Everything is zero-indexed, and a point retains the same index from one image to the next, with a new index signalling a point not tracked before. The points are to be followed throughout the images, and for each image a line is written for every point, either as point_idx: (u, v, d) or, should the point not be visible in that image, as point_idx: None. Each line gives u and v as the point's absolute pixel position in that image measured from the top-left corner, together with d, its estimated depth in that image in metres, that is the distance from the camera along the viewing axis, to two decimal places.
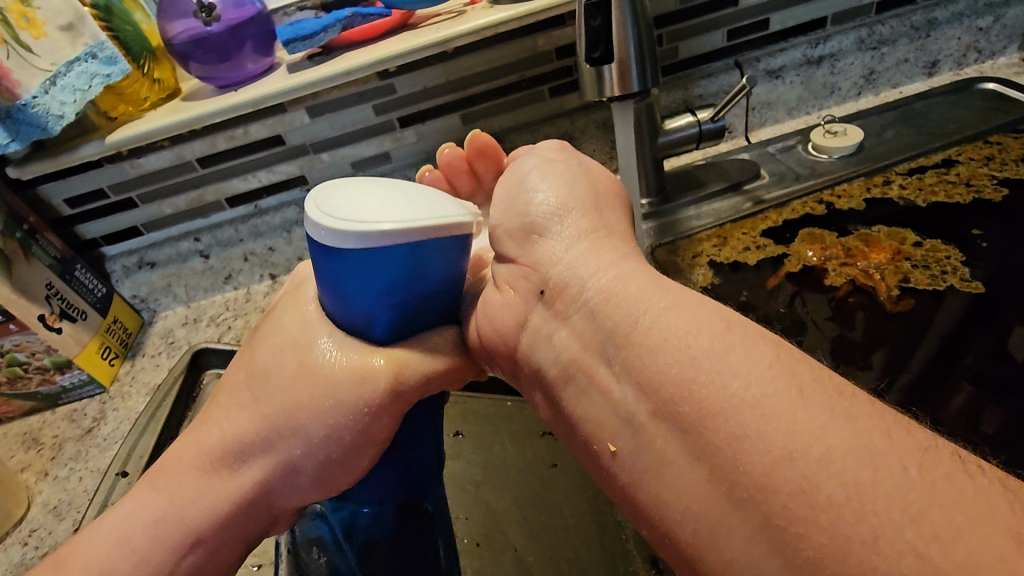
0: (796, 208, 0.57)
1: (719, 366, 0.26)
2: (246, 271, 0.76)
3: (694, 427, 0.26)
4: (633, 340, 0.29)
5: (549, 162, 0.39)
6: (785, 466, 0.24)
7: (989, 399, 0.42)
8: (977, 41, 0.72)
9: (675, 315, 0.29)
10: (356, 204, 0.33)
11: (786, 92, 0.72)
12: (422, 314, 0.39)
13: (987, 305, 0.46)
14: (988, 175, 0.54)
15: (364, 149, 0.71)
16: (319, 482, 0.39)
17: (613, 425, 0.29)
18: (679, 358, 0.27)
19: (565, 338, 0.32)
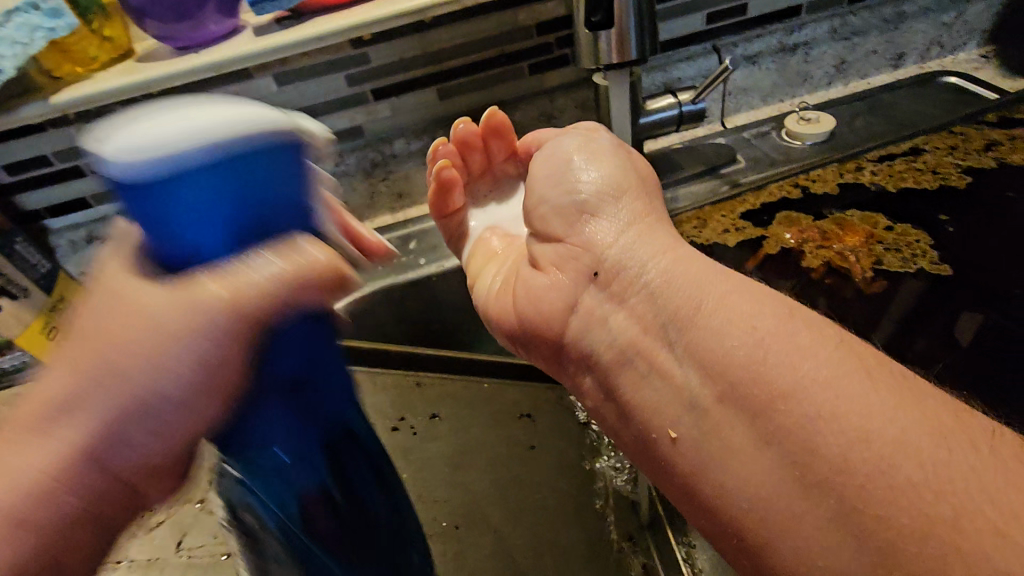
0: (773, 191, 0.58)
1: (782, 352, 0.29)
2: None
3: (765, 409, 0.28)
4: (701, 325, 0.31)
5: (592, 149, 0.42)
6: (860, 447, 0.25)
7: (938, 380, 0.43)
8: (941, 36, 0.74)
9: (736, 298, 0.31)
10: (143, 122, 0.22)
11: (761, 79, 0.73)
12: (303, 345, 0.29)
13: (956, 288, 0.48)
14: (953, 164, 0.56)
15: (335, 122, 0.68)
16: (156, 478, 0.28)
17: (671, 402, 0.31)
18: (737, 338, 0.30)
19: (616, 318, 0.34)
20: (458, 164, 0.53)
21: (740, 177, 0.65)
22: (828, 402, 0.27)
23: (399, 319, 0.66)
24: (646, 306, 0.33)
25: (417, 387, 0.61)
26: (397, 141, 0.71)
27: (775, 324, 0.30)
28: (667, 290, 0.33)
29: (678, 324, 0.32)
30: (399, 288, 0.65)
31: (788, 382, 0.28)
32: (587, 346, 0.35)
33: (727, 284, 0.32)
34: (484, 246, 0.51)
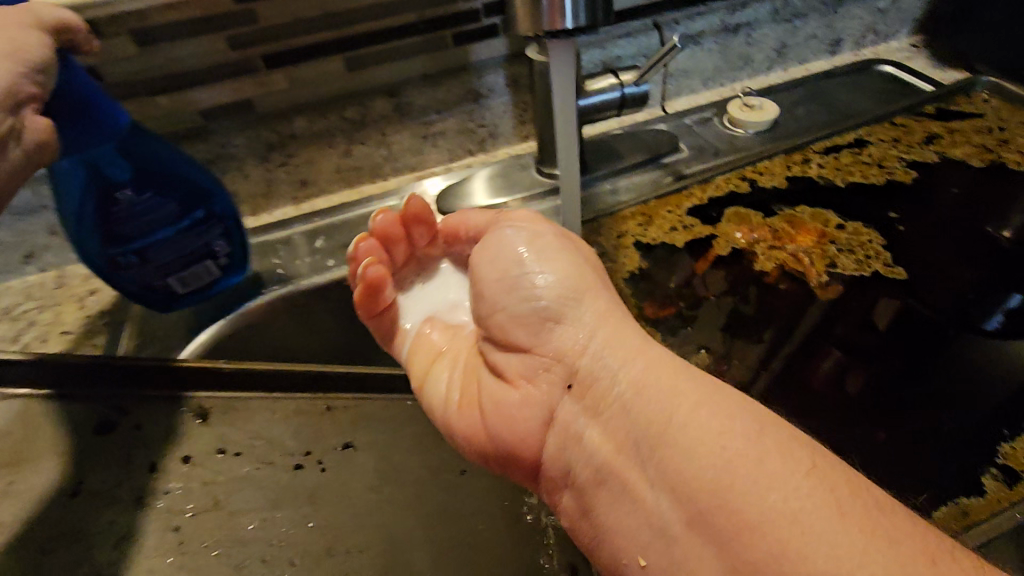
0: (720, 184, 0.54)
1: (752, 479, 0.28)
2: (56, 249, 0.58)
3: (729, 540, 0.27)
4: (670, 445, 0.31)
5: (541, 243, 0.41)
6: None
7: (854, 362, 0.42)
8: (876, 23, 0.72)
9: (702, 416, 0.31)
10: None
11: (703, 61, 0.68)
12: (76, 77, 0.40)
13: (910, 292, 0.45)
14: (898, 157, 0.54)
15: (217, 94, 0.56)
16: None
17: (645, 527, 0.30)
18: (702, 459, 0.29)
19: (589, 435, 0.34)
20: (383, 257, 0.45)
21: (684, 167, 0.60)
22: (798, 530, 0.26)
23: (304, 331, 0.57)
24: (618, 425, 0.33)
25: (327, 412, 0.50)
26: (297, 119, 0.60)
27: (733, 437, 0.30)
28: (635, 403, 0.33)
29: (645, 444, 0.32)
30: (302, 295, 0.55)
31: (756, 509, 0.27)
32: (569, 462, 0.34)
33: (688, 394, 0.32)
34: (421, 339, 0.44)
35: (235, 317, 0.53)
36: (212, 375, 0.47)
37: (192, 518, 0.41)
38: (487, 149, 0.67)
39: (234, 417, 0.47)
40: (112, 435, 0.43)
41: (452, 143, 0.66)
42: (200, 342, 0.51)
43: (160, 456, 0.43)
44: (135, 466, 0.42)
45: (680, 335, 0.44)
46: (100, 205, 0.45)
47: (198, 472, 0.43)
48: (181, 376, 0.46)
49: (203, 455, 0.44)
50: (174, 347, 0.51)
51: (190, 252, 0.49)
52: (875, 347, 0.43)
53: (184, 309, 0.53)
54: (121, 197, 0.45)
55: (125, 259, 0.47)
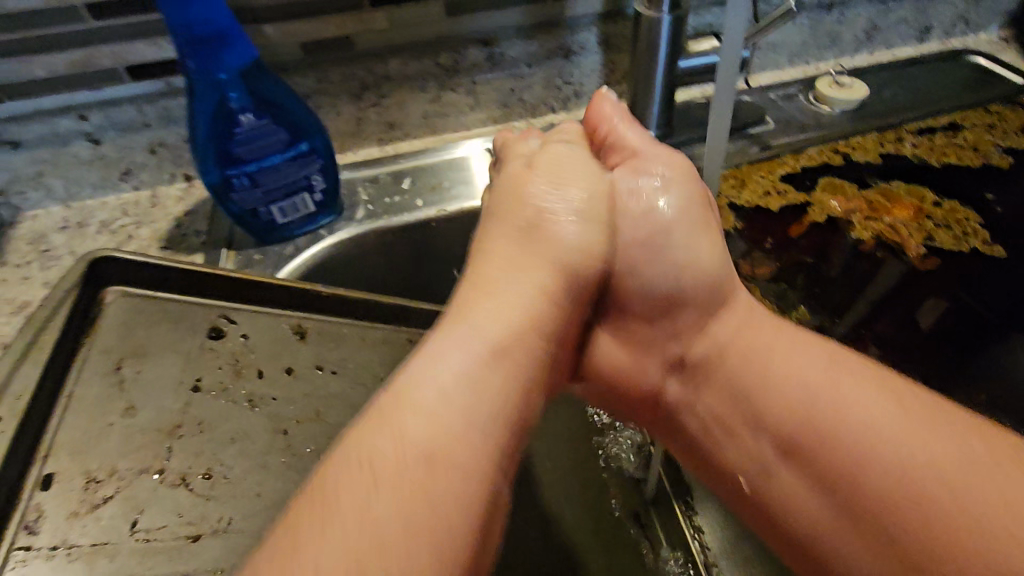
0: (813, 155, 0.54)
1: (870, 455, 0.30)
2: (151, 168, 0.60)
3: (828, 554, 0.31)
4: (804, 435, 0.33)
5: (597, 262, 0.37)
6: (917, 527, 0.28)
7: (893, 360, 0.43)
8: (969, 13, 0.72)
9: (814, 386, 0.33)
10: None
11: (793, 36, 0.68)
12: (217, 7, 0.42)
13: (1006, 270, 0.46)
14: (994, 144, 0.55)
15: (321, 29, 0.57)
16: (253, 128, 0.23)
17: (387, 537, 0.26)
18: (817, 438, 0.32)
19: (455, 409, 0.30)
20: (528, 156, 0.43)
21: (769, 138, 0.59)
22: (920, 489, 0.29)
23: (387, 267, 0.58)
24: (417, 409, 0.29)
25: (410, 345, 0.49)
26: (393, 61, 0.61)
27: (840, 409, 0.32)
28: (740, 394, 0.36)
29: (406, 443, 0.28)
30: (392, 232, 0.57)
31: (453, 458, 0.28)
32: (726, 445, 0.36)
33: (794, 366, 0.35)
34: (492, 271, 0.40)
35: (330, 244, 0.54)
36: (311, 297, 0.47)
37: (298, 424, 0.42)
38: (569, 110, 0.68)
39: (330, 338, 0.47)
40: (221, 341, 0.44)
41: (536, 98, 0.66)
42: (295, 266, 0.53)
43: (264, 365, 0.44)
44: (243, 373, 0.43)
45: (773, 290, 0.46)
46: (223, 127, 0.46)
47: (299, 384, 0.44)
48: (283, 297, 0.46)
49: (304, 368, 0.45)
50: (272, 266, 0.52)
51: (292, 183, 0.51)
52: (917, 339, 0.44)
53: (291, 236, 0.54)
54: (243, 119, 0.47)
55: (238, 181, 0.48)
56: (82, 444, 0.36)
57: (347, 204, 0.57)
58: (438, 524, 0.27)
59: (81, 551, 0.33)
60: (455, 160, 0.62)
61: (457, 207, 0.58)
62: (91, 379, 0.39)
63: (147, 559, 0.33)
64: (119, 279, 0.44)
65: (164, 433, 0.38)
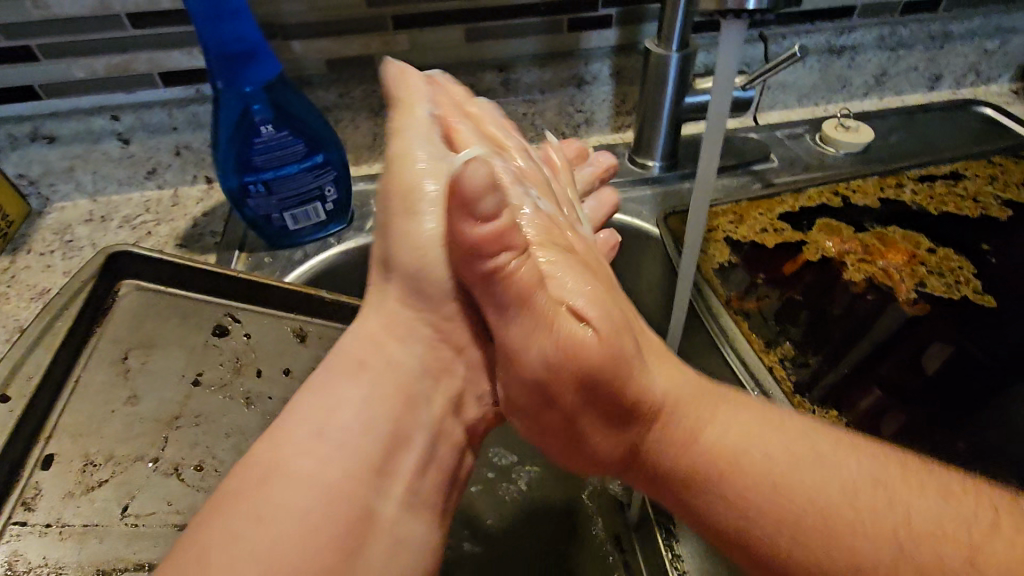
0: (812, 196, 0.56)
1: (807, 494, 0.29)
2: (175, 169, 0.63)
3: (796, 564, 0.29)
4: (728, 473, 0.30)
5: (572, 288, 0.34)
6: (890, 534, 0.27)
7: (893, 407, 0.42)
8: (980, 64, 0.73)
9: (740, 437, 0.31)
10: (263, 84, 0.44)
11: (803, 78, 0.69)
12: (246, 24, 0.45)
13: (1000, 319, 0.47)
14: (993, 195, 0.56)
15: (345, 47, 0.60)
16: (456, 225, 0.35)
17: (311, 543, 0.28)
18: (736, 492, 0.30)
19: (370, 417, 0.33)
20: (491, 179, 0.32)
21: (772, 176, 0.60)
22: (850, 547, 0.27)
23: None
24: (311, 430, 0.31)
25: None
26: None
27: (777, 462, 0.30)
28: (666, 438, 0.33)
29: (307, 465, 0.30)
30: None
31: (332, 473, 0.30)
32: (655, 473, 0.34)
33: (721, 419, 0.32)
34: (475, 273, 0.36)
35: (337, 252, 0.56)
36: (315, 302, 0.49)
37: None
38: (579, 136, 0.70)
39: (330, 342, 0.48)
40: (225, 339, 0.46)
41: (548, 122, 0.68)
42: (302, 272, 0.54)
43: (264, 364, 0.45)
44: (243, 371, 0.45)
45: (764, 324, 0.47)
46: (244, 137, 0.49)
47: (296, 384, 0.45)
48: (288, 301, 0.48)
49: (302, 370, 0.46)
50: (281, 270, 0.54)
51: (306, 193, 0.53)
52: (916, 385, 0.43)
53: (301, 242, 0.56)
54: (264, 131, 0.49)
55: (254, 188, 0.51)
56: (85, 427, 0.38)
57: (358, 215, 0.60)
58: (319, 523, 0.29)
59: (74, 530, 0.34)
60: None
61: None
62: (99, 366, 0.41)
63: (134, 543, 0.35)
64: (133, 273, 0.46)
65: (162, 423, 0.40)
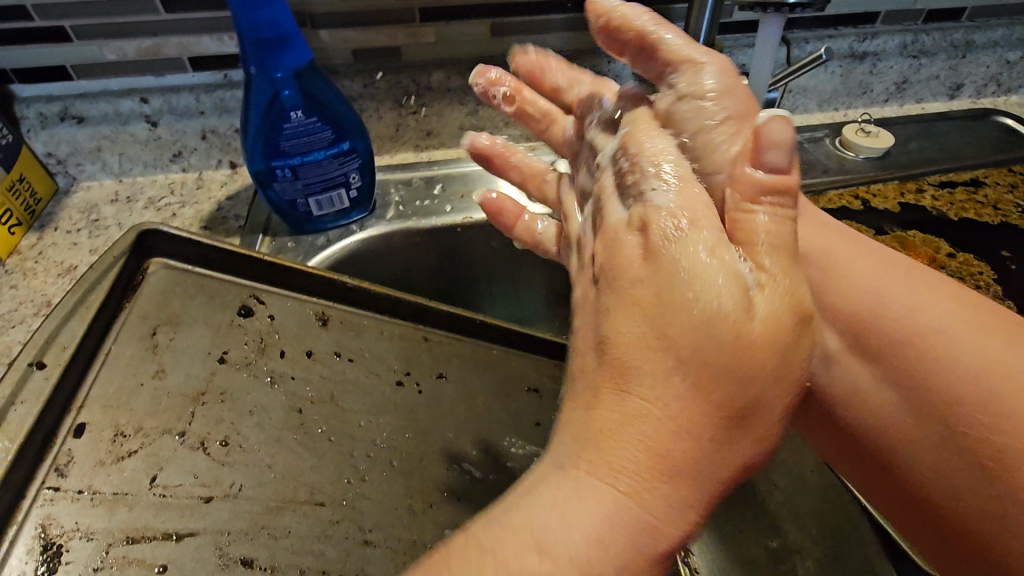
0: (832, 198, 0.57)
1: (924, 354, 0.33)
2: (201, 152, 0.63)
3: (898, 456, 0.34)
4: (930, 371, 0.32)
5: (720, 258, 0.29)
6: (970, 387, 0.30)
7: None
8: (1001, 74, 0.73)
9: (941, 328, 0.33)
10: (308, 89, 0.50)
11: (823, 82, 0.70)
12: (280, 11, 0.45)
13: None
14: (1013, 203, 0.57)
15: (372, 38, 0.61)
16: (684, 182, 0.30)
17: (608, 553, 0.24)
18: (990, 412, 0.30)
19: (612, 460, 0.25)
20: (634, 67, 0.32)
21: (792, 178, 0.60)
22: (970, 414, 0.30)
23: (410, 267, 0.61)
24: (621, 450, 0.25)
25: (425, 342, 0.51)
26: (436, 73, 0.64)
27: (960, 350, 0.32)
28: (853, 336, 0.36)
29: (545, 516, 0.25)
30: (420, 233, 0.59)
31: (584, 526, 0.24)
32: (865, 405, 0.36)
33: (906, 303, 0.34)
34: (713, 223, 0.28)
35: (359, 239, 0.57)
36: (338, 288, 0.50)
37: (313, 405, 0.44)
38: None
39: (350, 328, 0.49)
40: (250, 319, 0.46)
41: None
42: (324, 257, 0.55)
43: (287, 345, 0.46)
44: (267, 350, 0.45)
45: None
46: (274, 121, 0.49)
47: (317, 367, 0.46)
48: (310, 284, 0.49)
49: (323, 352, 0.47)
50: (303, 254, 0.55)
51: (331, 179, 0.53)
52: None
53: (323, 228, 0.57)
54: (293, 116, 0.49)
55: (281, 172, 0.51)
56: (115, 398, 0.39)
57: (379, 203, 0.60)
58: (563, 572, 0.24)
59: (104, 498, 0.35)
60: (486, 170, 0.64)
61: (482, 216, 0.60)
62: (127, 341, 0.42)
63: (162, 513, 0.36)
64: (162, 251, 0.47)
65: (189, 398, 0.40)
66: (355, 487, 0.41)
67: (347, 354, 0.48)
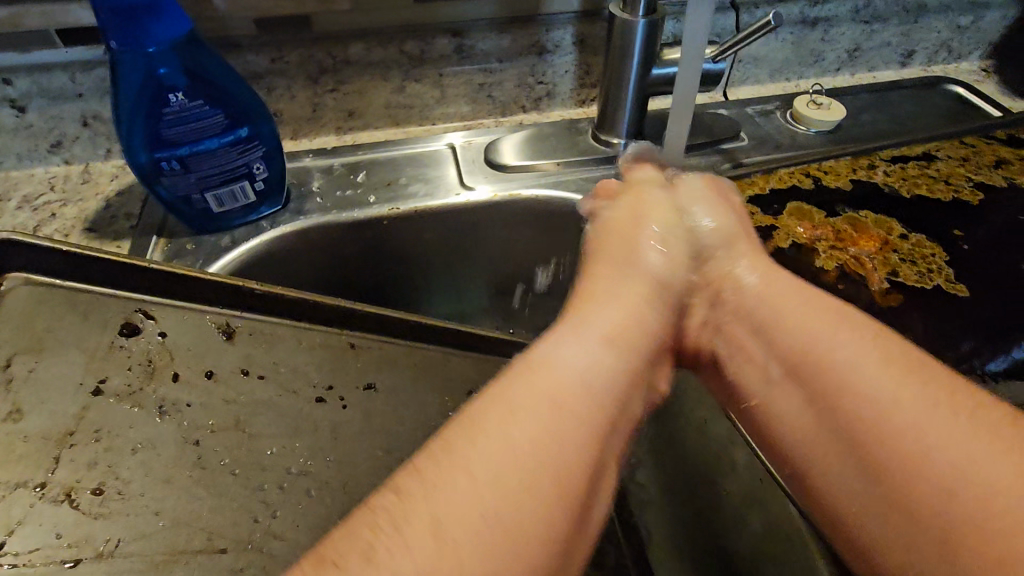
0: (784, 177, 0.54)
1: (871, 375, 0.28)
2: (85, 141, 0.56)
3: (843, 491, 0.27)
4: (817, 384, 0.29)
5: (628, 316, 0.33)
6: (896, 417, 0.26)
7: None
8: (952, 40, 0.71)
9: (849, 359, 0.29)
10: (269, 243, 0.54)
11: (775, 51, 0.66)
12: None
13: (974, 307, 0.45)
14: (965, 177, 0.55)
15: (276, 5, 0.52)
16: (628, 277, 0.36)
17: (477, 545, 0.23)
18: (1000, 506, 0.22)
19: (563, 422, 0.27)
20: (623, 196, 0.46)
21: (744, 157, 0.57)
22: (922, 510, 0.24)
23: (335, 265, 0.55)
24: (503, 420, 0.26)
25: (352, 349, 0.46)
26: (352, 45, 0.57)
27: (930, 426, 0.25)
28: (757, 329, 0.34)
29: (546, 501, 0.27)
30: (341, 229, 0.53)
31: (535, 451, 0.25)
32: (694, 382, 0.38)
33: (795, 321, 0.32)
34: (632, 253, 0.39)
35: (270, 238, 0.51)
36: (245, 295, 0.43)
37: (212, 434, 0.38)
38: (541, 109, 0.66)
39: (261, 339, 0.43)
40: (134, 338, 0.40)
41: (505, 95, 0.64)
42: (229, 260, 0.49)
43: (182, 366, 0.40)
44: (157, 373, 0.39)
45: None
46: (151, 106, 0.42)
47: (220, 389, 0.40)
48: (209, 292, 0.43)
49: (227, 371, 0.41)
50: (204, 259, 0.49)
51: (231, 170, 0.47)
52: None
53: (229, 226, 0.51)
54: (173, 99, 0.42)
55: (168, 166, 0.45)
56: None
57: (297, 194, 0.54)
58: (516, 491, 0.24)
59: None
60: (416, 155, 0.59)
61: (412, 206, 0.54)
62: None
63: None
64: (17, 263, 0.39)
65: (53, 440, 0.35)
66: (265, 526, 0.36)
67: (258, 370, 0.42)
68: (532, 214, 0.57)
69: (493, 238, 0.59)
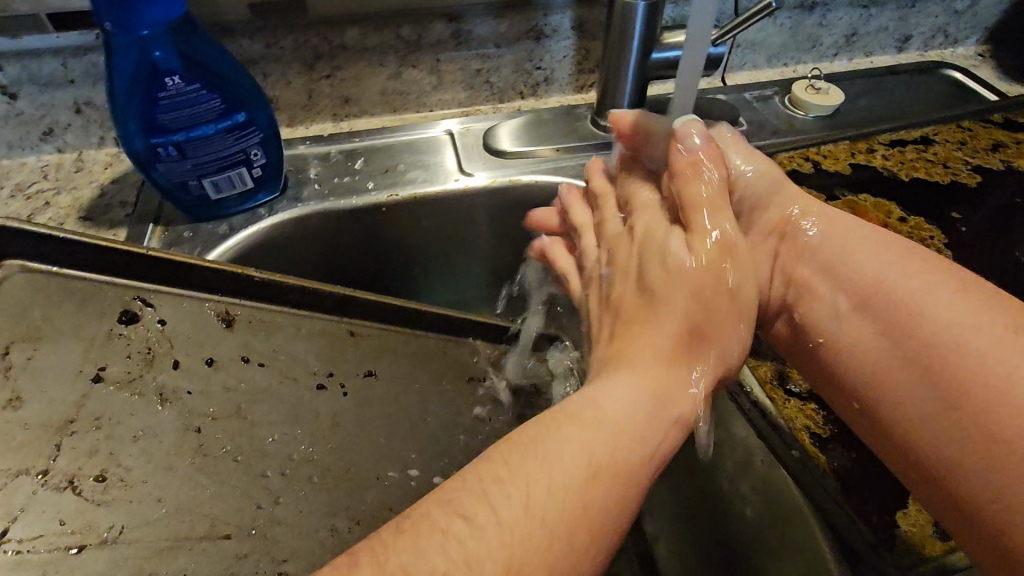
0: (783, 161, 0.54)
1: (927, 308, 0.33)
2: (77, 129, 0.55)
3: (887, 405, 0.33)
4: (882, 316, 0.34)
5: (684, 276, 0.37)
6: (951, 335, 0.31)
7: None
8: (949, 25, 0.71)
9: (911, 290, 0.34)
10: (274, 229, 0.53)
11: (773, 36, 0.65)
12: None
13: None
14: (963, 161, 0.55)
15: None
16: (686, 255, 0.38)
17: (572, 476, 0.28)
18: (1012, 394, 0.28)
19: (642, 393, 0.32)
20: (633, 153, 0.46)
21: (743, 142, 0.57)
22: (962, 421, 0.30)
23: (333, 253, 0.55)
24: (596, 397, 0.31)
25: (352, 337, 0.46)
26: (349, 30, 0.56)
27: (980, 348, 0.30)
28: (825, 269, 0.38)
29: (596, 413, 0.31)
30: (339, 216, 0.53)
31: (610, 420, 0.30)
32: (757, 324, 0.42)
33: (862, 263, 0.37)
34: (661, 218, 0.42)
35: (269, 225, 0.50)
36: (246, 283, 0.43)
37: (212, 422, 0.38)
38: (538, 95, 0.66)
39: (261, 328, 0.43)
40: (133, 326, 0.40)
41: (503, 81, 0.63)
42: (227, 248, 0.48)
43: (182, 354, 0.40)
44: (156, 361, 0.39)
45: None
46: (146, 89, 0.42)
47: (220, 376, 0.40)
48: (211, 279, 0.42)
49: (227, 358, 0.41)
50: (201, 247, 0.48)
51: (227, 157, 0.46)
52: None
53: (225, 214, 0.50)
54: (169, 82, 0.42)
55: (164, 151, 0.44)
56: None
57: (294, 181, 0.54)
58: (605, 437, 0.30)
59: None
60: (414, 141, 0.59)
61: (411, 193, 0.54)
62: None
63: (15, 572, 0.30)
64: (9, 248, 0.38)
65: (53, 428, 0.34)
66: (267, 512, 0.36)
67: (257, 359, 0.42)
68: (531, 201, 0.57)
69: (492, 225, 0.58)
